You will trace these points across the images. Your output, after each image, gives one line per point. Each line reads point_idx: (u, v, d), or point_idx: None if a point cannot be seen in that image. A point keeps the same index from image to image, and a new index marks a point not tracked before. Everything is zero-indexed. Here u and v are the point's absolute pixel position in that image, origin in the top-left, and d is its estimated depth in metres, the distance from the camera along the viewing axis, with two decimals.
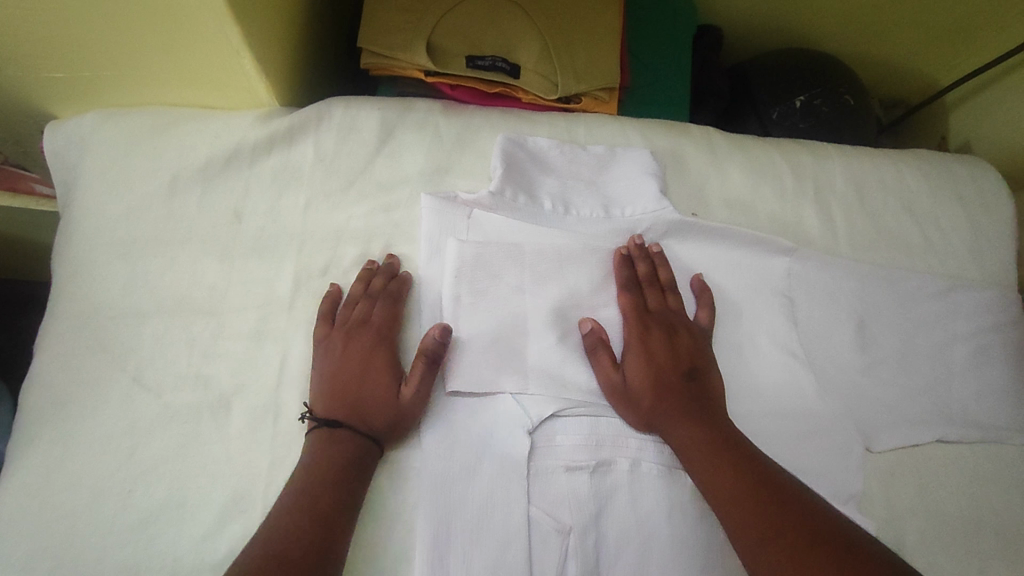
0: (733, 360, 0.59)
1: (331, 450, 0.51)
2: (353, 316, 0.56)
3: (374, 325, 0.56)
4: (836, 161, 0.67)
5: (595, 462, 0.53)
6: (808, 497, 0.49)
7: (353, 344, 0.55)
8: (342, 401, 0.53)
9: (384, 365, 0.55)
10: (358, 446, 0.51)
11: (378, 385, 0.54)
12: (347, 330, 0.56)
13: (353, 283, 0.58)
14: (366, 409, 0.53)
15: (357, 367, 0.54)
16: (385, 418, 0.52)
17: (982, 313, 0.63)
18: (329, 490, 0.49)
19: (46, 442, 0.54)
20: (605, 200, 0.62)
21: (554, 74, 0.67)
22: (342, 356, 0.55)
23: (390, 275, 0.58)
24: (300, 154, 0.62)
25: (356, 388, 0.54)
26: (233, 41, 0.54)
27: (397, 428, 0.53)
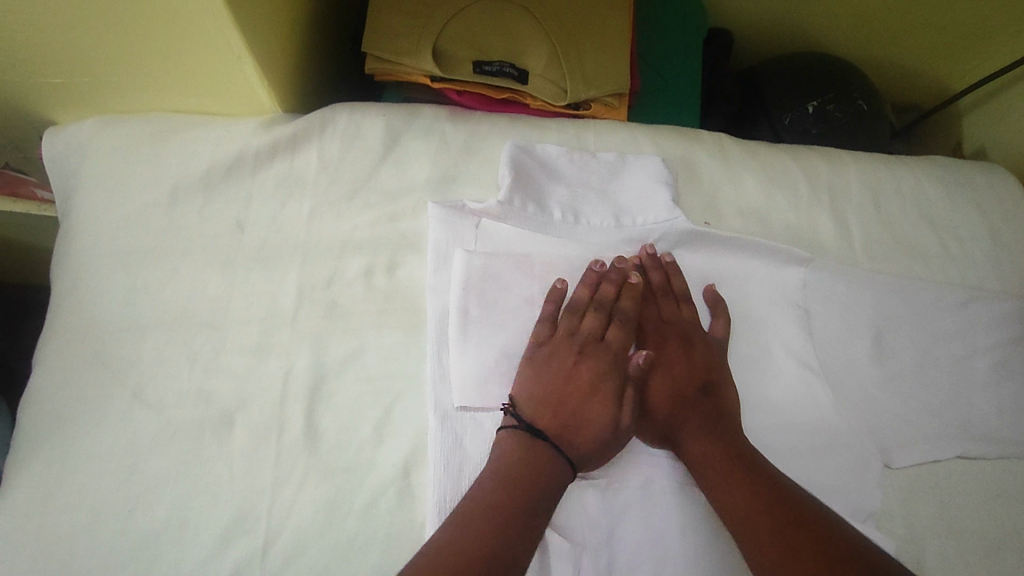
0: (748, 373, 0.57)
1: (529, 459, 0.47)
2: (589, 330, 0.54)
3: (614, 343, 0.54)
4: (850, 168, 0.66)
5: (606, 478, 0.52)
6: (829, 520, 0.46)
7: (589, 358, 0.53)
8: (555, 414, 0.50)
9: (613, 385, 0.52)
10: (562, 465, 0.48)
11: (603, 405, 0.51)
12: (581, 343, 0.53)
13: (580, 287, 0.55)
14: (582, 427, 0.50)
15: (583, 381, 0.51)
16: (597, 440, 0.50)
17: (1003, 325, 0.61)
18: (520, 502, 0.45)
19: (44, 460, 0.53)
20: (616, 209, 0.61)
21: (563, 79, 0.65)
22: (569, 369, 0.52)
23: (618, 284, 0.56)
24: (303, 162, 0.61)
25: (578, 401, 0.51)
26: (234, 47, 0.53)
27: (605, 454, 0.50)
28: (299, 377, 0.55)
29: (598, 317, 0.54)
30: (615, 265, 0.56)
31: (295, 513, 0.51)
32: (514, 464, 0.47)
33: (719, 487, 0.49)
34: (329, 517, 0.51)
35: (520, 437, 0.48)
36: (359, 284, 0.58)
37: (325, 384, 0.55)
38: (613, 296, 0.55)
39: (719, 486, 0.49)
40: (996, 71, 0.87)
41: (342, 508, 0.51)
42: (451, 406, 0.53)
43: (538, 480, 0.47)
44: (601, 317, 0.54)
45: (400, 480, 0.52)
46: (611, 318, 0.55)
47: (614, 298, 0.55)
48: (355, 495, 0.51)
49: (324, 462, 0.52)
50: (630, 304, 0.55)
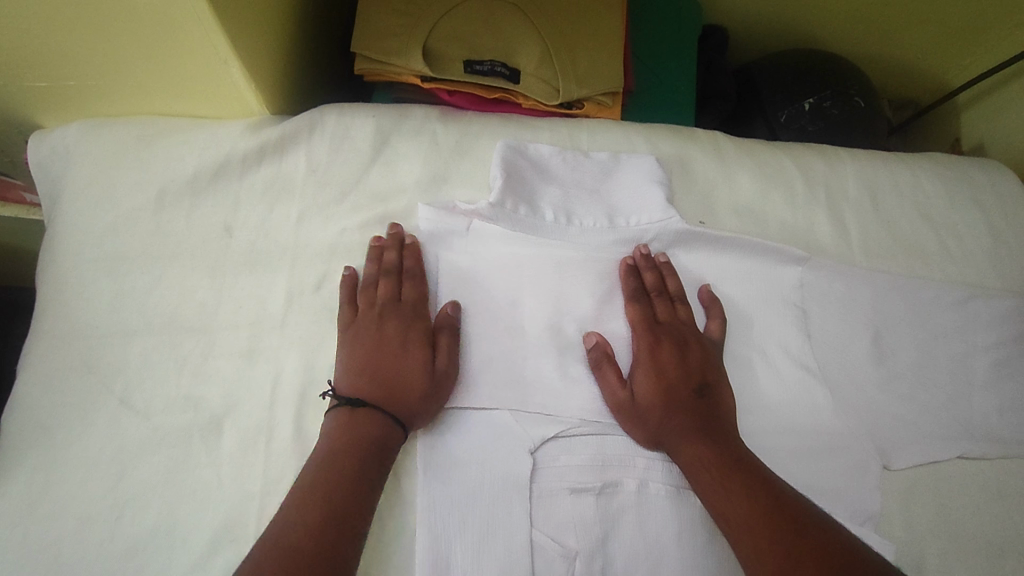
0: (744, 375, 0.56)
1: (345, 433, 0.49)
2: (385, 295, 0.55)
3: (411, 299, 0.55)
4: (848, 165, 0.65)
5: (601, 483, 0.51)
6: (829, 527, 0.45)
7: (389, 320, 0.54)
8: (374, 384, 0.51)
9: (415, 338, 0.53)
10: (382, 426, 0.49)
11: (413, 357, 0.52)
12: (379, 310, 0.54)
13: (365, 264, 0.57)
14: (400, 385, 0.51)
15: (388, 344, 0.53)
16: (420, 391, 0.51)
17: (1004, 323, 0.60)
18: (343, 474, 0.46)
19: (30, 469, 0.52)
20: (609, 209, 0.60)
21: (555, 78, 0.64)
22: (376, 335, 0.53)
23: (399, 244, 0.57)
24: (292, 164, 0.60)
25: (388, 364, 0.52)
26: (219, 48, 0.52)
27: (428, 401, 0.51)
28: (288, 382, 0.54)
29: (389, 280, 0.55)
30: (392, 233, 0.57)
31: None
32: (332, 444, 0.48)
33: (717, 492, 0.48)
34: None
35: (339, 415, 0.50)
36: None
37: (313, 390, 0.54)
38: (397, 260, 0.56)
39: (716, 492, 0.48)
40: (993, 68, 0.86)
41: None
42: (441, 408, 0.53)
43: (358, 446, 0.48)
44: (392, 279, 0.55)
45: (391, 486, 0.51)
46: (403, 279, 0.56)
47: (400, 261, 0.56)
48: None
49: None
50: (416, 264, 0.56)
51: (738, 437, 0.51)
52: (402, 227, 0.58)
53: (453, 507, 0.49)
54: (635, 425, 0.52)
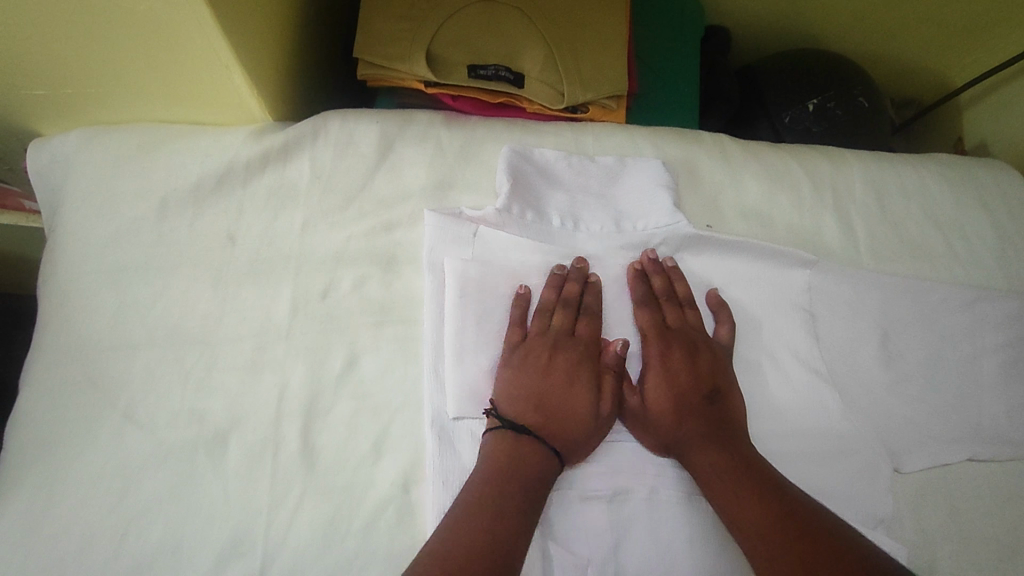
0: (753, 379, 0.56)
1: (512, 466, 0.47)
2: (560, 325, 0.53)
3: (586, 335, 0.54)
4: (853, 167, 0.65)
5: (612, 490, 0.51)
6: (847, 536, 0.45)
7: (562, 351, 0.52)
8: (541, 414, 0.50)
9: (587, 375, 0.52)
10: (546, 461, 0.48)
11: (583, 395, 0.51)
12: (552, 339, 0.53)
13: (545, 289, 0.55)
14: (566, 424, 0.49)
15: (559, 375, 0.51)
16: (580, 432, 0.50)
17: (1011, 324, 0.60)
18: (504, 507, 0.45)
19: (33, 485, 0.51)
20: (616, 214, 0.60)
21: (560, 82, 0.64)
22: (544, 364, 0.51)
23: (582, 281, 0.55)
24: (295, 171, 0.60)
25: (556, 397, 0.50)
26: (221, 54, 0.51)
27: (587, 442, 0.50)
28: (296, 393, 0.54)
29: (567, 311, 0.54)
30: (574, 266, 0.56)
31: (293, 534, 0.50)
32: (493, 473, 0.46)
33: (730, 500, 0.48)
34: (328, 536, 0.49)
35: (502, 436, 0.48)
36: (353, 296, 0.57)
37: (321, 401, 0.54)
38: (578, 294, 0.55)
39: (729, 500, 0.48)
40: (993, 68, 0.86)
41: (341, 528, 0.50)
42: (447, 418, 0.52)
43: (525, 475, 0.47)
44: (569, 313, 0.54)
45: (400, 496, 0.51)
46: (581, 313, 0.55)
47: (581, 297, 0.55)
48: (354, 515, 0.50)
49: (322, 479, 0.51)
50: (595, 302, 0.55)
51: (750, 443, 0.51)
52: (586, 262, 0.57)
53: None
54: (645, 430, 0.52)
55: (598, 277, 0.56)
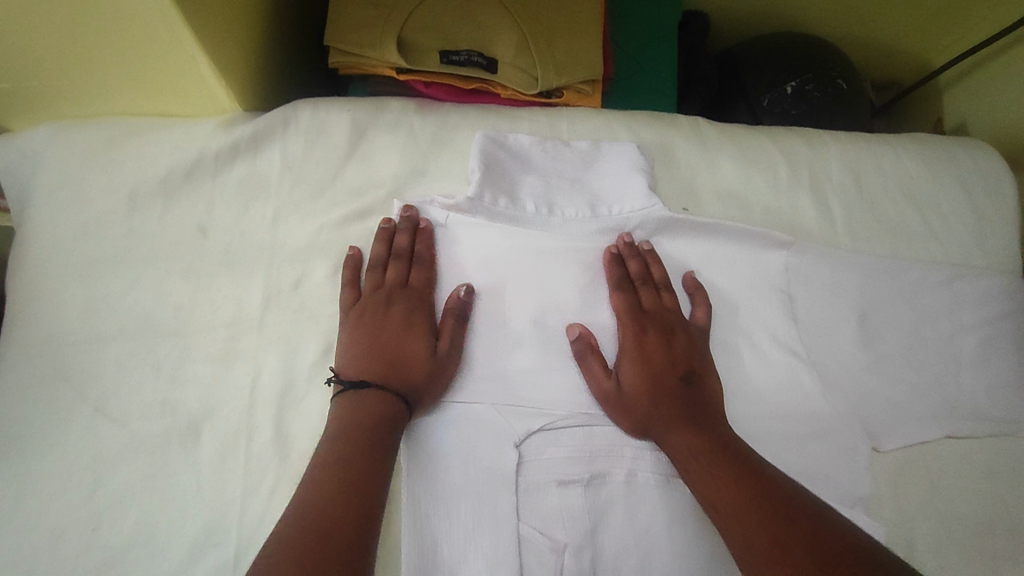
0: (730, 362, 0.56)
1: (360, 411, 0.48)
2: (392, 280, 0.55)
3: (418, 285, 0.55)
4: (830, 148, 0.64)
5: (589, 474, 0.52)
6: (827, 521, 0.44)
7: (395, 304, 0.54)
8: (380, 365, 0.51)
9: (421, 322, 0.54)
10: (393, 402, 0.49)
11: (417, 339, 0.53)
12: (385, 293, 0.54)
13: (374, 245, 0.56)
14: (405, 370, 0.51)
15: (393, 326, 0.53)
16: (422, 376, 0.51)
17: (989, 302, 0.60)
18: (357, 447, 0.46)
19: (2, 481, 0.51)
20: (591, 198, 0.59)
21: (534, 67, 0.63)
22: (378, 319, 0.53)
23: (411, 227, 0.57)
24: (266, 162, 0.59)
25: (393, 347, 0.52)
26: (186, 44, 0.51)
27: (433, 381, 0.52)
28: (268, 383, 0.53)
29: (398, 265, 0.55)
30: (404, 218, 0.57)
31: (267, 524, 0.49)
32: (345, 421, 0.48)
33: (706, 483, 0.47)
34: None
35: (346, 394, 0.49)
36: (326, 285, 0.56)
37: (294, 390, 0.53)
38: (409, 243, 0.56)
39: (704, 482, 0.47)
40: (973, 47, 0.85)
41: None
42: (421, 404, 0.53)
43: (373, 417, 0.48)
44: (401, 264, 0.56)
45: None
46: (412, 264, 0.56)
47: (411, 245, 0.56)
48: None
49: (296, 468, 0.51)
50: (427, 248, 0.57)
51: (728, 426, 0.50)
52: (415, 209, 0.58)
53: (441, 501, 0.50)
54: (620, 411, 0.52)
55: (428, 221, 0.58)
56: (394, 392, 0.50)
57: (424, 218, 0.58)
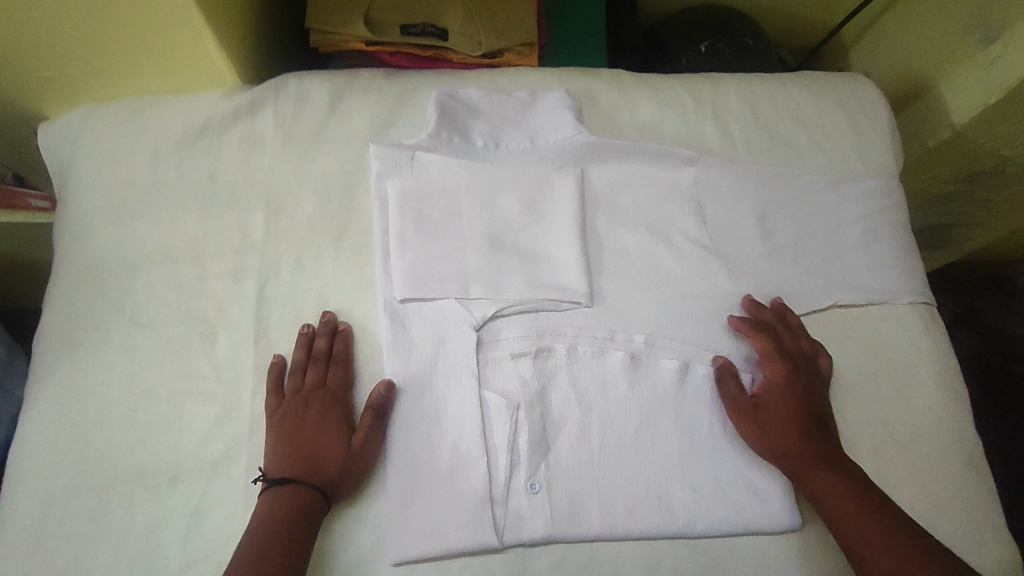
0: (655, 250, 0.68)
1: (280, 510, 0.54)
2: (311, 381, 0.61)
3: (336, 384, 0.61)
4: (730, 86, 0.75)
5: (536, 348, 0.63)
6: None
7: (314, 406, 0.60)
8: (298, 461, 0.57)
9: (339, 421, 0.60)
10: (312, 501, 0.56)
11: (334, 437, 0.59)
12: (304, 394, 0.60)
13: (294, 350, 0.62)
14: (321, 464, 0.57)
15: (312, 425, 0.59)
16: (338, 471, 0.57)
17: (868, 199, 0.71)
18: (271, 547, 0.52)
19: (58, 379, 0.62)
20: (531, 133, 0.72)
21: (478, 34, 0.76)
22: (298, 420, 0.59)
23: (330, 332, 0.63)
24: (262, 122, 0.72)
25: (311, 445, 0.58)
26: (195, 22, 0.63)
27: (349, 474, 0.58)
28: (274, 291, 0.66)
29: (316, 368, 0.61)
30: (322, 323, 0.63)
31: None
32: (263, 520, 0.54)
33: (849, 523, 0.55)
34: None
35: (267, 496, 0.55)
36: (314, 215, 0.69)
37: (294, 297, 0.65)
38: (327, 346, 0.62)
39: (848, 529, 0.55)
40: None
41: None
42: (395, 301, 0.64)
43: (289, 516, 0.54)
44: (319, 367, 0.61)
45: (366, 366, 0.63)
46: (331, 364, 0.62)
47: (330, 347, 0.63)
48: None
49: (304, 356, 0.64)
50: (344, 349, 0.63)
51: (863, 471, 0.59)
52: (333, 313, 0.64)
53: (417, 377, 0.62)
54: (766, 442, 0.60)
55: (346, 325, 0.64)
56: (312, 494, 0.56)
57: (344, 320, 0.65)
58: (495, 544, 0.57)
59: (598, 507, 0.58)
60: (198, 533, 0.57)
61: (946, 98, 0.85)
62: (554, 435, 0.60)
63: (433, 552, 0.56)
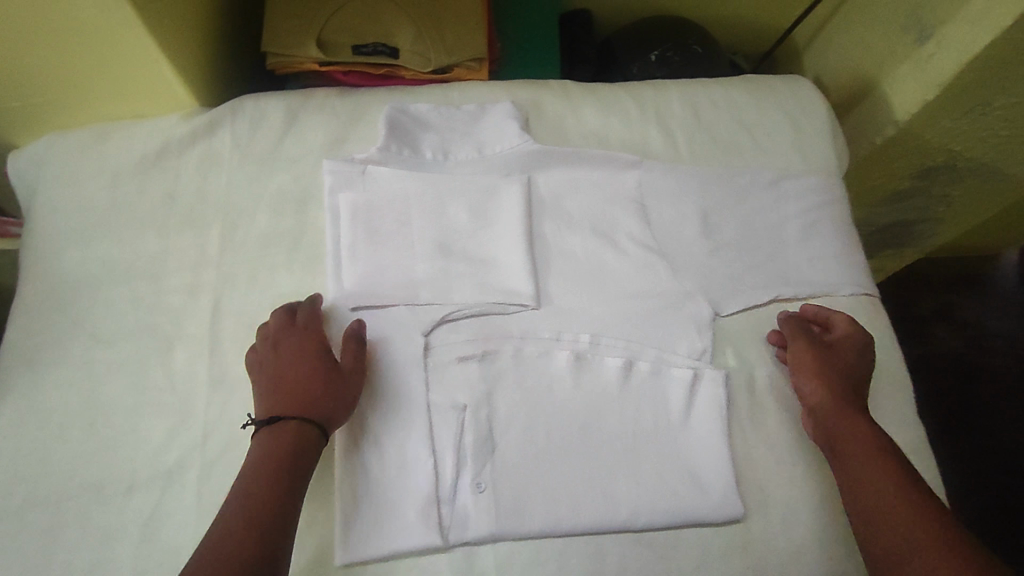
0: (601, 252, 0.70)
1: (278, 442, 0.56)
2: (279, 325, 0.63)
3: (306, 323, 0.64)
4: (672, 91, 0.78)
5: (483, 351, 0.65)
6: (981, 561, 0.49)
7: (286, 342, 0.62)
8: (280, 396, 0.59)
9: (316, 349, 0.62)
10: (305, 426, 0.57)
11: (314, 362, 0.60)
12: (276, 337, 0.62)
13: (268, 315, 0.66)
14: (306, 389, 0.59)
15: (289, 359, 0.61)
16: (323, 393, 0.59)
17: (808, 196, 0.73)
18: (270, 480, 0.54)
19: (19, 395, 0.64)
20: (479, 143, 0.74)
21: (427, 51, 0.79)
22: (275, 359, 0.61)
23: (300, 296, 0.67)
24: (220, 142, 0.74)
25: (291, 375, 0.60)
26: (151, 51, 0.67)
27: (337, 394, 0.59)
28: (230, 305, 0.68)
29: (284, 314, 0.64)
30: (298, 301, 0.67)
31: (228, 411, 0.63)
32: (266, 454, 0.55)
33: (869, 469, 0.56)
34: None
35: (263, 432, 0.57)
36: (269, 230, 0.71)
37: (249, 310, 0.68)
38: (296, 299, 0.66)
39: (856, 466, 0.57)
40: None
41: None
42: (347, 309, 0.66)
43: (288, 449, 0.56)
44: (286, 314, 0.64)
45: None
46: (299, 310, 0.65)
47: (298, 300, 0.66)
48: None
49: None
50: (313, 297, 0.66)
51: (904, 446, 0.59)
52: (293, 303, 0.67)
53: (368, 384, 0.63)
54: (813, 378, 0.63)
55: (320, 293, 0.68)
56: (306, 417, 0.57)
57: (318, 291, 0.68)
58: (440, 543, 0.58)
59: (542, 503, 0.59)
60: (151, 539, 0.59)
61: (890, 95, 0.88)
62: (501, 434, 0.62)
63: (378, 554, 0.58)
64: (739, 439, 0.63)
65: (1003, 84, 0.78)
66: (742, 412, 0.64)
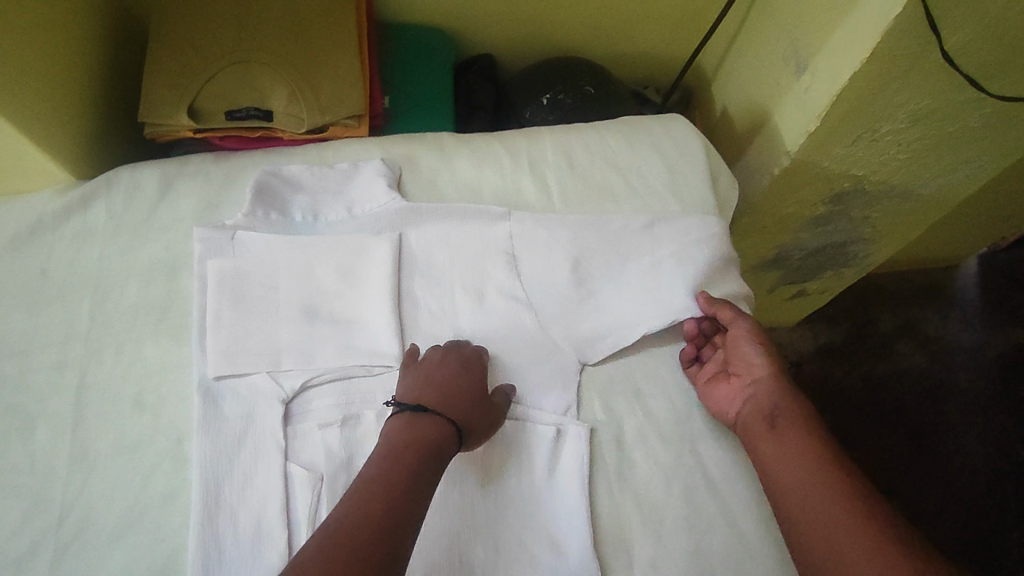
0: (471, 306, 0.69)
1: (414, 434, 0.57)
2: (455, 342, 0.65)
3: (477, 351, 0.65)
4: (546, 138, 0.78)
5: (344, 416, 0.64)
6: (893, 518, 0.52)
7: (452, 361, 0.64)
8: (432, 401, 0.60)
9: (477, 381, 0.63)
10: (444, 436, 0.58)
11: (472, 390, 0.62)
12: (445, 350, 0.64)
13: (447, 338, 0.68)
14: (454, 408, 0.60)
15: (451, 375, 0.62)
16: (472, 418, 0.60)
17: (683, 237, 0.72)
18: (404, 469, 0.54)
19: None
20: (349, 202, 0.74)
21: (301, 112, 0.80)
22: (440, 370, 0.63)
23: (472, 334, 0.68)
24: (94, 215, 0.74)
25: (450, 391, 0.61)
26: (8, 133, 0.66)
27: (476, 427, 0.60)
28: (95, 380, 0.67)
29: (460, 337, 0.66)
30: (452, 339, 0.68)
31: (87, 492, 0.63)
32: (400, 444, 0.56)
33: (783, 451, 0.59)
34: (124, 479, 0.63)
35: (403, 416, 0.59)
36: (138, 302, 0.71)
37: (114, 384, 0.67)
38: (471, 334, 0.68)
39: (786, 431, 0.60)
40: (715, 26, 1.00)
41: (142, 466, 0.64)
42: (209, 380, 0.65)
43: (425, 444, 0.57)
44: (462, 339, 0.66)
45: (180, 450, 0.64)
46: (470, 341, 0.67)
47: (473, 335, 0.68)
48: (145, 465, 0.64)
49: (119, 445, 0.65)
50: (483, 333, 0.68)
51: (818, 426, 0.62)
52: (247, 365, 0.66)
53: (227, 459, 0.62)
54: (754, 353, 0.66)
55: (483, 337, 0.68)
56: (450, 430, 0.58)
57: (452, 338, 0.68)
58: None
59: None
60: None
61: (781, 127, 0.87)
62: None
63: None
64: (604, 497, 0.61)
65: (885, 110, 0.78)
66: (610, 467, 0.63)
